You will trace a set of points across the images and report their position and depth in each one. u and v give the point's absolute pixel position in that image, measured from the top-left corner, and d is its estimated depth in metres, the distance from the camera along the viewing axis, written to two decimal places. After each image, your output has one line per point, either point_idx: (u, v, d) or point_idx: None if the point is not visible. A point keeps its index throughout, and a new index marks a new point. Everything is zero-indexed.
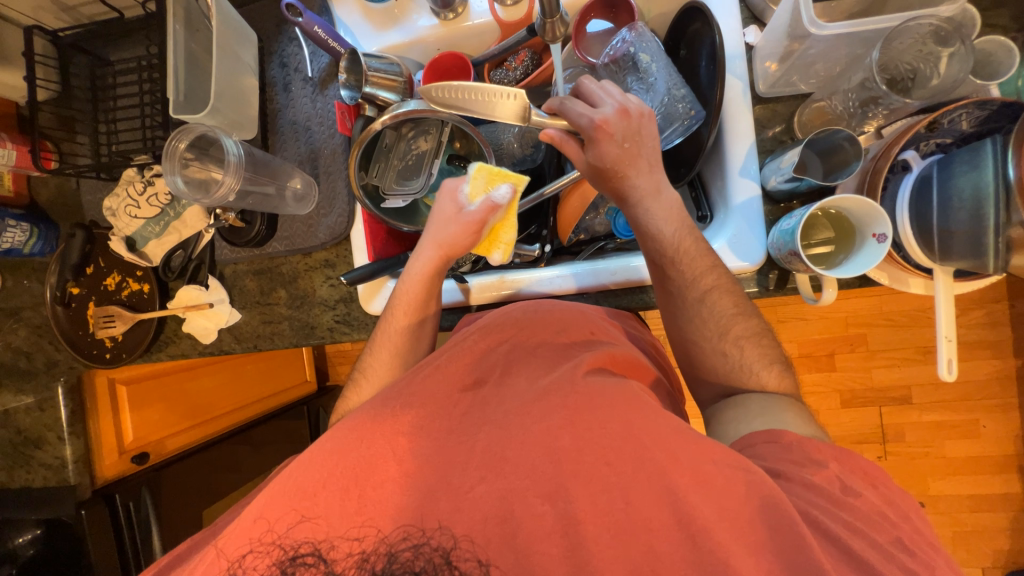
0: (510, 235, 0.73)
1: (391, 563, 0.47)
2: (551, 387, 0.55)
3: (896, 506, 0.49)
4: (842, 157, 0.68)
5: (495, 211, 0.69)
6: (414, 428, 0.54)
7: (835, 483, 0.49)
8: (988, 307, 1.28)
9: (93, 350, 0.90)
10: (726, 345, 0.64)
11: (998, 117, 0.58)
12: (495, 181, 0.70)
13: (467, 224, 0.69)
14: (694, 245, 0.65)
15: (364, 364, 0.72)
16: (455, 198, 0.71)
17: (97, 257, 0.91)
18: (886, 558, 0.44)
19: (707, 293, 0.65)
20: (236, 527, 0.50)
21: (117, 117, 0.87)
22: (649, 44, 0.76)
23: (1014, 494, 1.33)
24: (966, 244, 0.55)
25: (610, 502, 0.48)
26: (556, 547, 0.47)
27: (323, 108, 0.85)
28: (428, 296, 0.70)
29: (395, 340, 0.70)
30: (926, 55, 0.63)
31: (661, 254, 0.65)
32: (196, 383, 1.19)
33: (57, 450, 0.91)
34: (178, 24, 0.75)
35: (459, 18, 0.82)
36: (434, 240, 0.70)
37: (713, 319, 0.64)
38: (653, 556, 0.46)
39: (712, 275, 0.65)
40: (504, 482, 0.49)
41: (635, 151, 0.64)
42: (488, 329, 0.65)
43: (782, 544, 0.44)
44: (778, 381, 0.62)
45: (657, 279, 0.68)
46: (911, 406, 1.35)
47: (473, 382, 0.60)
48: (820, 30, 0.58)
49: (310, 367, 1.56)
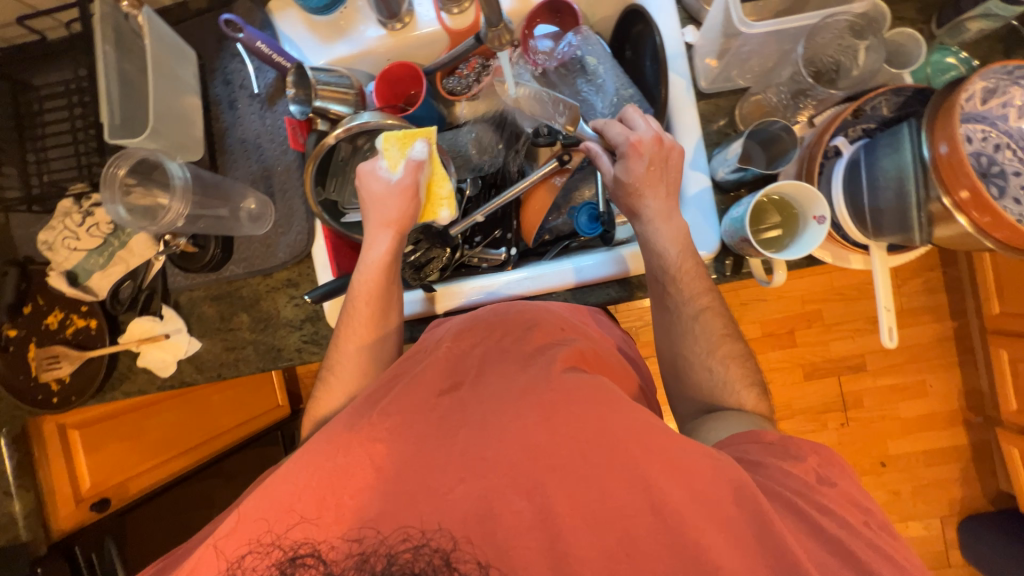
0: (445, 187, 0.75)
1: (392, 564, 0.47)
2: (528, 387, 0.55)
3: (850, 475, 0.53)
4: (782, 146, 0.72)
5: (421, 169, 0.70)
6: (391, 432, 0.53)
7: (807, 471, 0.52)
8: (925, 275, 1.39)
9: (38, 396, 0.84)
10: (715, 360, 0.67)
11: (912, 102, 0.64)
12: (407, 141, 0.71)
13: (403, 193, 0.70)
14: (696, 269, 0.68)
15: (331, 361, 0.72)
16: (377, 175, 0.70)
17: (35, 295, 0.85)
18: (849, 530, 0.48)
19: (701, 312, 0.68)
20: (235, 526, 0.50)
21: (46, 145, 0.82)
22: (595, 46, 0.79)
23: (960, 445, 1.44)
24: (894, 219, 0.60)
25: (586, 490, 0.49)
26: (536, 542, 0.48)
27: (272, 124, 0.83)
28: (388, 282, 0.72)
29: (361, 331, 0.71)
30: (846, 49, 0.68)
31: (662, 274, 0.68)
32: (157, 421, 1.12)
33: (5, 506, 0.86)
34: (108, 46, 0.70)
35: (407, 28, 0.82)
36: (381, 220, 0.71)
37: (704, 336, 0.67)
38: (628, 543, 0.47)
39: (707, 296, 0.68)
40: (484, 482, 0.50)
41: (658, 173, 0.66)
42: (460, 332, 0.65)
43: (750, 520, 0.46)
44: (755, 395, 0.65)
45: (655, 295, 0.71)
46: (866, 372, 1.44)
47: (449, 386, 0.59)
48: (749, 28, 0.62)
49: (281, 391, 1.46)
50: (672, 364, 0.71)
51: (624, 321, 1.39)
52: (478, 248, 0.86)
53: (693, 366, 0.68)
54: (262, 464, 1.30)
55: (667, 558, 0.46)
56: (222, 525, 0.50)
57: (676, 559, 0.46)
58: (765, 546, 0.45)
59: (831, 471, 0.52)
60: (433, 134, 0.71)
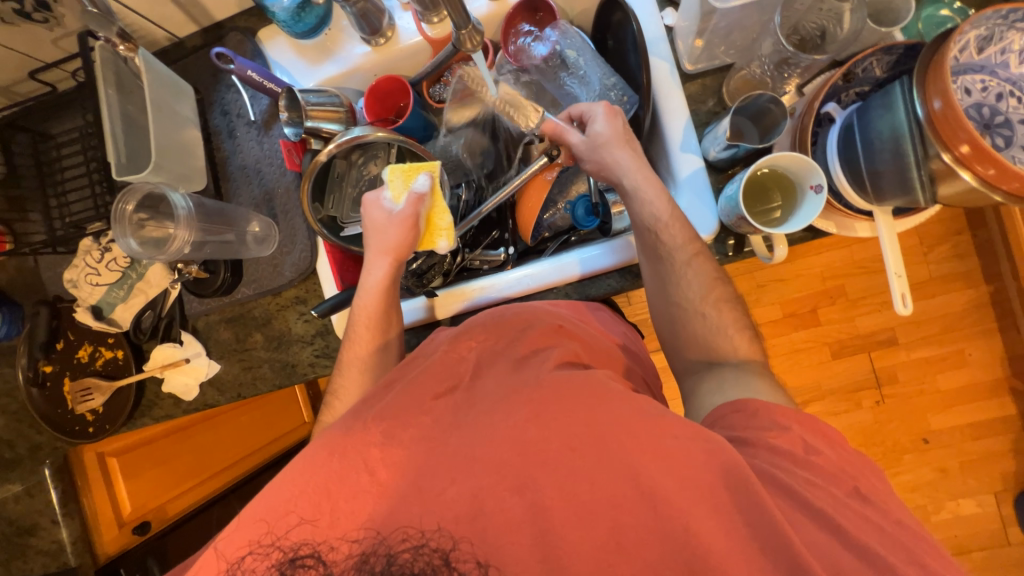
0: (446, 219, 0.74)
1: (392, 565, 0.48)
2: (520, 387, 0.56)
3: (849, 452, 0.52)
4: (773, 118, 0.71)
5: (422, 201, 0.71)
6: (385, 438, 0.54)
7: (795, 442, 0.52)
8: (953, 240, 1.33)
9: (75, 427, 0.89)
10: (708, 306, 0.66)
11: (905, 59, 0.62)
12: (411, 175, 0.73)
13: (402, 223, 0.71)
14: (685, 222, 0.67)
15: (335, 385, 0.74)
16: (381, 205, 0.72)
17: (66, 332, 0.90)
18: (836, 504, 0.47)
19: (693, 258, 0.67)
20: (236, 528, 0.52)
21: (66, 188, 0.87)
22: (574, 39, 0.79)
23: (1008, 416, 1.37)
24: (894, 181, 0.57)
25: (576, 482, 0.49)
26: (527, 538, 0.48)
27: (270, 148, 0.86)
28: (387, 307, 0.73)
29: (362, 357, 0.73)
30: (829, 13, 0.66)
31: (649, 220, 0.67)
32: (191, 443, 1.16)
33: (53, 534, 0.91)
34: (110, 89, 0.74)
35: (391, 42, 0.84)
36: (381, 248, 0.72)
37: (697, 282, 0.66)
38: (619, 533, 0.47)
39: (697, 244, 0.67)
40: (476, 481, 0.50)
41: (625, 128, 0.70)
42: (454, 341, 0.65)
43: (740, 504, 0.46)
44: (748, 339, 0.65)
45: (647, 248, 0.69)
46: (898, 346, 1.38)
47: (447, 390, 0.59)
48: (723, 3, 0.61)
49: (307, 407, 1.41)
50: (666, 310, 0.69)
51: (638, 312, 1.37)
52: (478, 251, 0.87)
53: (686, 312, 0.67)
54: None
55: (657, 545, 0.47)
56: (224, 527, 0.53)
57: (668, 548, 0.46)
58: (759, 524, 0.45)
59: (821, 442, 0.52)
60: (437, 167, 0.74)
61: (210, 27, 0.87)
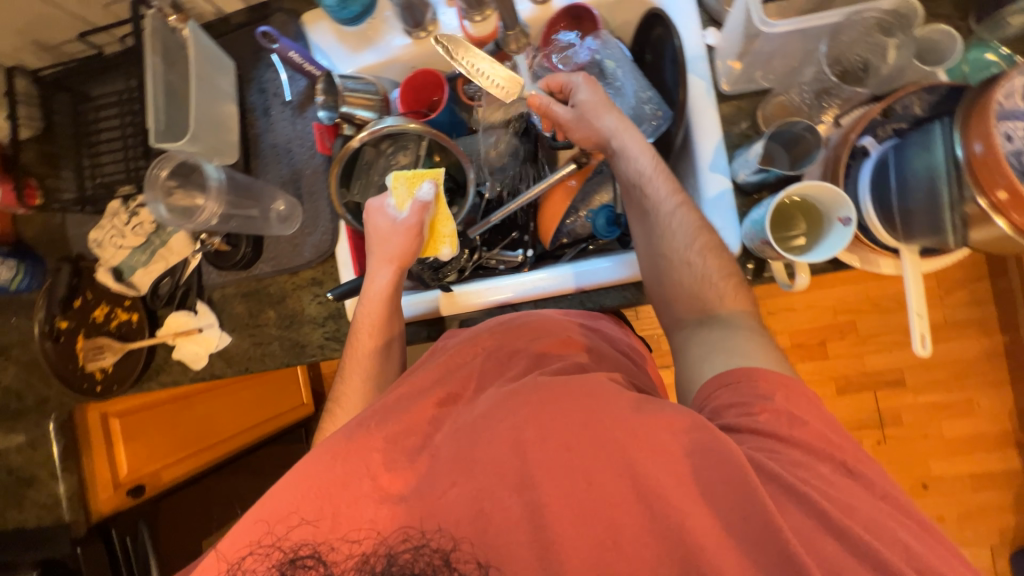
0: (450, 227, 0.75)
1: (392, 565, 0.48)
2: (518, 389, 0.56)
3: None
4: (806, 147, 0.71)
5: (427, 209, 0.72)
6: (387, 444, 0.55)
7: (778, 414, 0.51)
8: (970, 286, 1.31)
9: (84, 385, 0.90)
10: (694, 253, 0.66)
11: (947, 100, 0.61)
12: (415, 182, 0.73)
13: (406, 232, 0.72)
14: (668, 173, 0.69)
15: (339, 393, 0.77)
16: (385, 213, 0.74)
17: (85, 290, 0.92)
18: (818, 481, 0.48)
19: (679, 207, 0.68)
20: (236, 530, 0.53)
21: (100, 150, 0.89)
22: (614, 50, 0.79)
23: (1012, 470, 1.34)
24: (925, 223, 0.58)
25: (580, 497, 0.49)
26: (522, 535, 0.48)
27: (303, 129, 0.87)
28: (388, 315, 0.75)
29: (365, 365, 0.75)
30: (874, 47, 0.66)
31: (633, 176, 0.70)
32: (191, 412, 1.17)
33: (51, 487, 0.92)
34: (157, 58, 0.76)
35: (432, 36, 0.84)
36: (384, 256, 0.74)
37: (682, 230, 0.67)
38: (615, 531, 0.47)
39: (682, 194, 0.69)
40: (475, 483, 0.50)
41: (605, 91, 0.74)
42: (460, 347, 0.68)
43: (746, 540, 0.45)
44: (733, 286, 0.65)
45: (633, 206, 0.71)
46: (905, 388, 1.36)
47: (445, 399, 0.62)
48: (771, 28, 0.61)
49: (307, 390, 1.53)
50: (652, 266, 0.69)
51: (646, 327, 1.37)
52: (496, 251, 0.88)
53: (673, 263, 0.67)
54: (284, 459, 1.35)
55: (653, 546, 0.46)
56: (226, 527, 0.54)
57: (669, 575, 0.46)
58: (760, 534, 0.44)
59: (802, 411, 0.52)
60: (441, 174, 0.73)
61: (256, 6, 0.89)
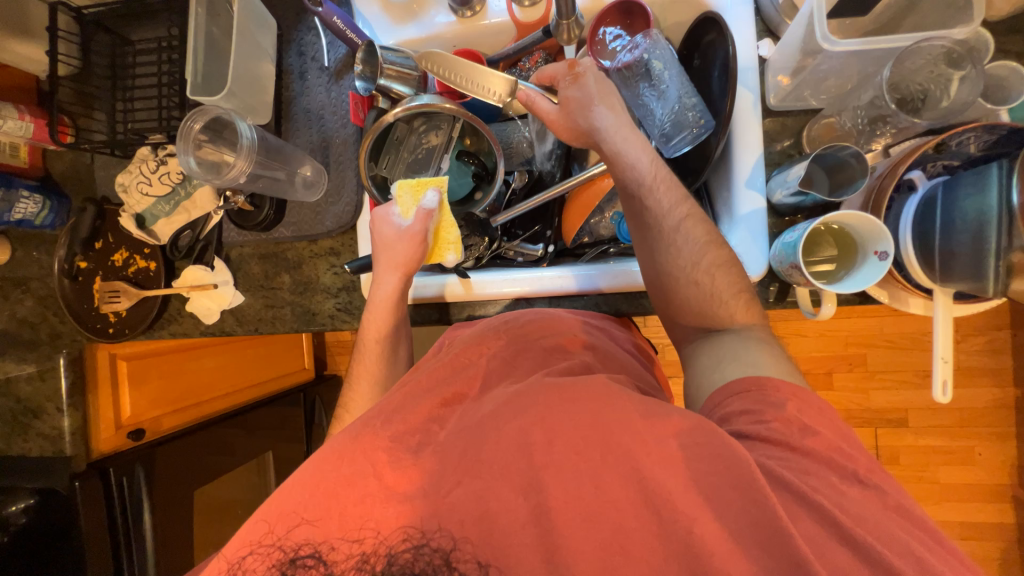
0: (453, 233, 0.77)
1: (391, 565, 0.48)
2: (524, 390, 0.57)
3: None
4: (849, 174, 0.67)
5: (431, 217, 0.75)
6: (393, 443, 0.55)
7: (789, 423, 0.51)
8: (991, 335, 1.28)
9: (97, 325, 0.91)
10: (700, 273, 0.65)
11: (1006, 142, 0.59)
12: (419, 190, 0.75)
13: (410, 239, 0.74)
14: (670, 182, 0.67)
15: (346, 395, 0.80)
16: (389, 221, 0.75)
17: (107, 233, 0.93)
18: (829, 491, 0.47)
19: (683, 221, 0.66)
20: (239, 532, 0.53)
21: (134, 95, 0.88)
22: (663, 51, 0.76)
23: (1006, 524, 1.32)
24: (966, 265, 0.55)
25: (586, 510, 0.48)
26: (525, 540, 0.48)
27: (337, 97, 0.86)
28: (394, 318, 0.77)
29: (372, 369, 0.79)
30: (938, 77, 0.63)
31: (634, 187, 0.67)
32: (198, 363, 1.21)
33: (56, 420, 0.93)
34: (200, 8, 0.76)
35: (477, 17, 0.82)
36: (390, 263, 0.74)
37: (687, 247, 0.65)
38: (621, 535, 0.47)
39: (685, 205, 0.67)
40: (480, 483, 0.51)
41: (601, 87, 0.70)
42: (467, 346, 0.69)
43: None
44: (744, 303, 0.64)
45: (633, 216, 0.69)
46: (907, 429, 1.34)
47: (452, 398, 0.62)
48: (832, 45, 0.58)
49: (309, 355, 1.61)
50: (655, 283, 0.68)
51: (653, 336, 1.36)
52: (515, 242, 0.87)
53: (678, 281, 0.66)
54: (283, 421, 1.37)
55: (660, 553, 0.46)
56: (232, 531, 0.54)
57: None
58: (770, 558, 0.43)
59: (811, 416, 0.52)
60: (444, 182, 0.76)
61: None
